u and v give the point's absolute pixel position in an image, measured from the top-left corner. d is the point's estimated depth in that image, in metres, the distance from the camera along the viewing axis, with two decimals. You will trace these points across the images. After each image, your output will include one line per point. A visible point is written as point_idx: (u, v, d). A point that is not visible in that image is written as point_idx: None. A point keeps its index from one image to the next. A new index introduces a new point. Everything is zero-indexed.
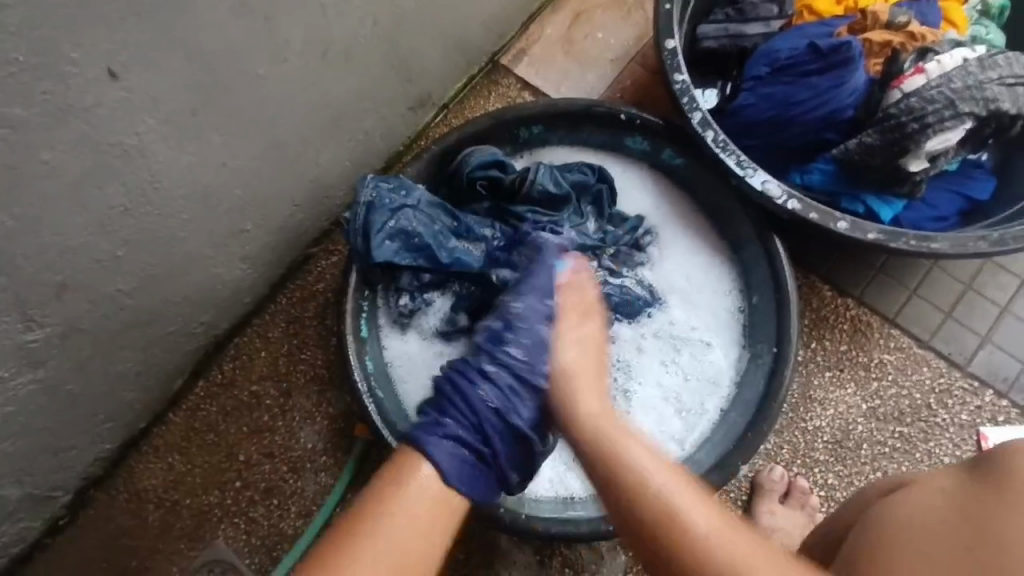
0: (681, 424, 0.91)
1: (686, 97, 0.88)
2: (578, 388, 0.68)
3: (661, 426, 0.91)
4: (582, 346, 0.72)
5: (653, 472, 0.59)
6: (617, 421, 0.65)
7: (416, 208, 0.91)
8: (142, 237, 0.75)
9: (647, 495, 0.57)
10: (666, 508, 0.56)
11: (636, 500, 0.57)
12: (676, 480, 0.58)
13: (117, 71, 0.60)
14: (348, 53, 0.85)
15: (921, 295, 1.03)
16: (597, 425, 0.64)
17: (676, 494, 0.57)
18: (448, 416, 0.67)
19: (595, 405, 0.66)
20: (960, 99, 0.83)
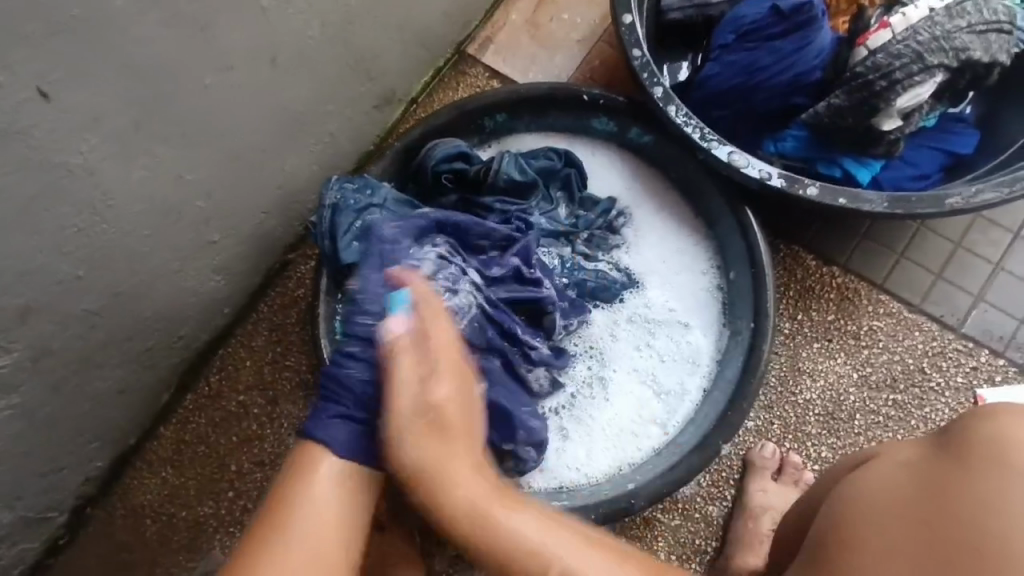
0: (662, 408, 0.91)
1: (646, 72, 0.87)
2: (428, 415, 0.64)
3: (641, 409, 0.92)
4: (419, 370, 0.66)
5: (529, 540, 0.58)
6: (489, 489, 0.62)
7: (382, 207, 0.88)
8: (102, 256, 0.76)
9: (516, 554, 0.58)
10: (543, 563, 0.58)
11: (497, 555, 0.58)
12: (546, 527, 0.60)
13: (48, 92, 0.60)
14: (299, 56, 0.84)
15: (910, 258, 1.00)
16: (439, 464, 0.62)
17: (540, 539, 0.59)
18: (329, 400, 0.71)
19: (448, 439, 0.63)
20: (928, 52, 0.81)
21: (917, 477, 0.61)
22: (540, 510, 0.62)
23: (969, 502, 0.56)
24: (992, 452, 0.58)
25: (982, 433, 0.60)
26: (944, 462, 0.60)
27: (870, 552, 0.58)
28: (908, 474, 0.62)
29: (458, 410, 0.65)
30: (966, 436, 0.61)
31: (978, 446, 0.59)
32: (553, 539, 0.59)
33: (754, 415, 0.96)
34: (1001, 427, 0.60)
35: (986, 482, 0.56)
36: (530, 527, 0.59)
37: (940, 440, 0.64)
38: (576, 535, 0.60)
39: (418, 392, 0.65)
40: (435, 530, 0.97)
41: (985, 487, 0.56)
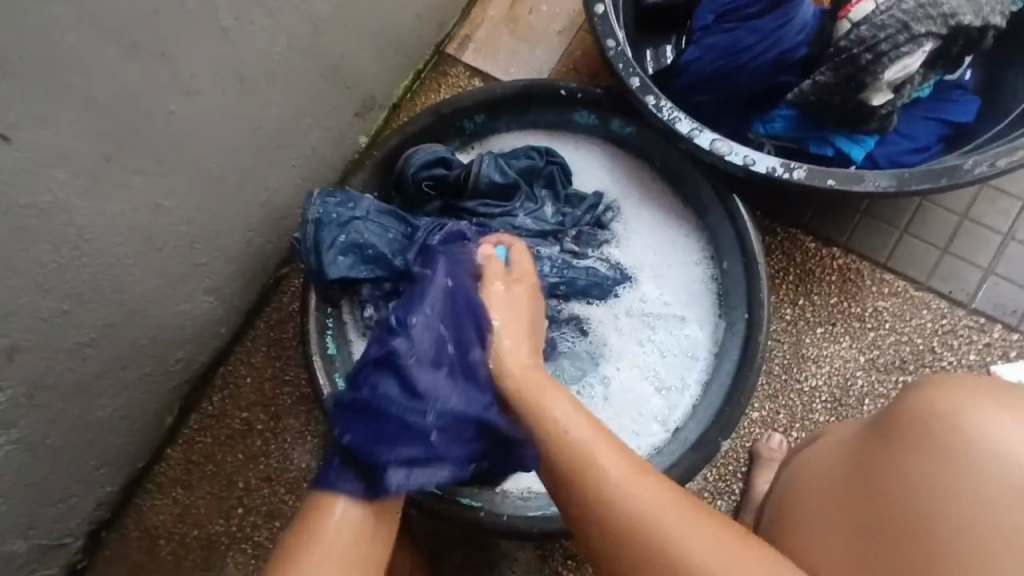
0: (663, 404, 0.90)
1: (622, 62, 0.85)
2: (522, 379, 0.72)
3: (644, 407, 0.90)
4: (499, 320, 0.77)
5: (583, 436, 0.64)
6: (563, 398, 0.68)
7: (365, 219, 0.86)
8: (85, 289, 0.76)
9: (564, 441, 0.64)
10: (585, 457, 0.62)
11: (552, 443, 0.65)
12: (611, 446, 0.63)
13: (8, 133, 0.60)
14: (268, 74, 0.84)
15: (914, 234, 0.96)
16: (525, 379, 0.72)
17: (596, 446, 0.63)
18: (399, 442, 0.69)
19: (541, 392, 0.69)
20: (914, 20, 0.78)
21: (857, 458, 0.62)
22: (598, 424, 0.66)
23: (893, 483, 0.56)
24: (915, 426, 0.57)
25: (904, 406, 0.59)
26: (876, 439, 0.61)
27: (809, 542, 0.61)
28: (848, 457, 0.63)
29: (536, 375, 0.73)
30: (894, 411, 0.61)
31: (910, 426, 0.58)
32: (617, 464, 0.61)
33: (758, 405, 0.93)
34: (924, 397, 0.59)
35: (906, 458, 0.56)
36: (615, 465, 0.61)
37: (877, 415, 0.63)
38: (628, 460, 0.62)
39: (518, 360, 0.74)
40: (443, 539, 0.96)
41: (907, 466, 0.56)
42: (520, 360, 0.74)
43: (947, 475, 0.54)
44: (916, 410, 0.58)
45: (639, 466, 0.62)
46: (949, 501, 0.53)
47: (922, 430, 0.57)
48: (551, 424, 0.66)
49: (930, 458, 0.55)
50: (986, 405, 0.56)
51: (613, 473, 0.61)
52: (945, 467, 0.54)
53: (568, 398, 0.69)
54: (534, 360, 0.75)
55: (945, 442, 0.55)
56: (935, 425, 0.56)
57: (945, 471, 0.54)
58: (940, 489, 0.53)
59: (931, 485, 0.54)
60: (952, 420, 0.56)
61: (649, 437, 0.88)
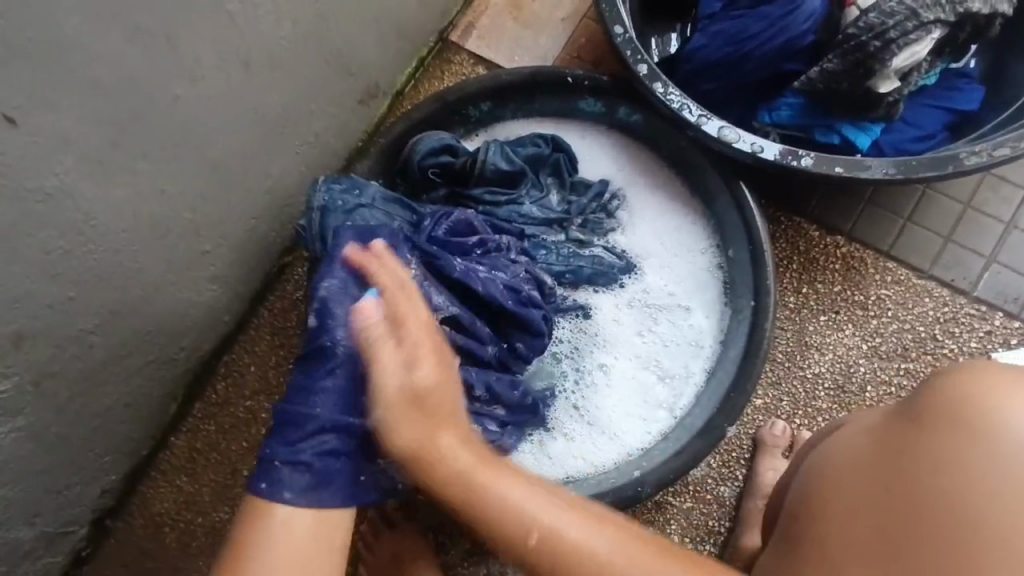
0: (667, 391, 0.90)
1: (629, 49, 0.84)
2: (413, 398, 0.60)
3: (648, 393, 0.91)
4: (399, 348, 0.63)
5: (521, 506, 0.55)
6: (517, 485, 0.57)
7: (371, 206, 0.86)
8: (91, 275, 0.76)
9: (529, 541, 0.54)
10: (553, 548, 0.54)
11: (513, 541, 0.54)
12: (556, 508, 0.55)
13: (14, 116, 0.60)
14: (273, 60, 0.83)
15: (917, 222, 0.96)
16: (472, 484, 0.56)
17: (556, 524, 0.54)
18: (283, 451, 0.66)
19: (434, 425, 0.59)
20: (923, 7, 0.79)
21: (884, 444, 0.62)
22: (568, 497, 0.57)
23: (921, 468, 0.57)
24: (946, 413, 0.58)
25: (937, 394, 0.60)
26: (906, 426, 0.61)
27: (835, 524, 0.62)
28: (875, 444, 0.64)
29: (444, 394, 0.62)
30: (925, 399, 0.61)
31: (941, 407, 0.59)
32: (568, 524, 0.54)
33: (762, 392, 0.94)
34: (956, 386, 0.59)
35: (935, 444, 0.57)
36: (535, 503, 0.55)
37: (908, 404, 0.64)
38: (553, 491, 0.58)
39: (400, 381, 0.61)
40: (449, 525, 0.96)
41: (937, 452, 0.57)
42: (420, 380, 0.61)
43: (977, 459, 0.54)
44: (947, 397, 0.58)
45: (585, 511, 0.56)
46: (981, 485, 0.53)
47: (954, 417, 0.57)
48: (480, 495, 0.56)
49: (957, 442, 0.56)
50: (1018, 391, 0.56)
51: (574, 537, 0.54)
52: (974, 451, 0.55)
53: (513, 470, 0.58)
54: (441, 381, 0.62)
55: (975, 428, 0.55)
56: (966, 412, 0.57)
57: (974, 455, 0.54)
58: (969, 472, 0.54)
59: (962, 468, 0.55)
60: (984, 405, 0.56)
61: (657, 421, 0.89)
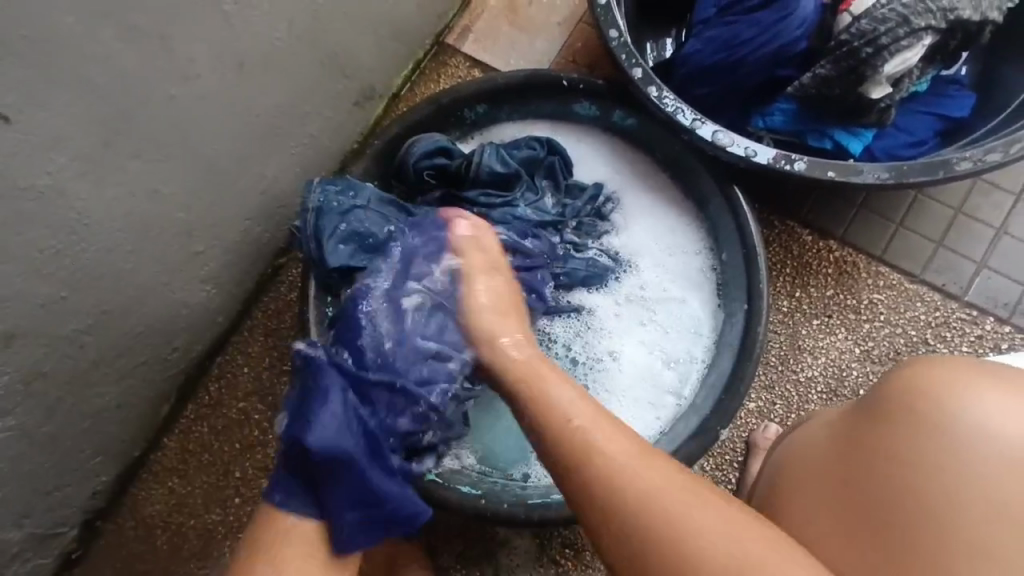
0: (673, 377, 0.91)
1: (624, 53, 0.85)
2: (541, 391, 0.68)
3: (653, 381, 0.91)
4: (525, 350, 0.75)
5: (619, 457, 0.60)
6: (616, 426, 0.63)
7: (365, 208, 0.86)
8: (83, 275, 0.76)
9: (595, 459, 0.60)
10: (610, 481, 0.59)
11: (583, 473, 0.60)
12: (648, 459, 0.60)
13: (7, 114, 0.60)
14: (267, 60, 0.83)
15: (909, 227, 0.97)
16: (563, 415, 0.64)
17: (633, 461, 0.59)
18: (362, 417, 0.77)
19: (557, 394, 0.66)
20: (914, 14, 0.79)
21: (845, 442, 0.63)
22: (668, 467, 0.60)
23: (880, 465, 0.58)
24: (900, 410, 0.59)
25: (893, 387, 0.61)
26: (864, 422, 0.62)
27: (804, 527, 0.63)
28: (837, 442, 0.64)
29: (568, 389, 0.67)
30: (881, 393, 0.62)
31: (894, 403, 0.60)
32: (623, 453, 0.60)
33: (755, 396, 0.94)
34: (909, 379, 0.60)
35: (895, 438, 0.58)
36: (628, 454, 0.60)
37: (863, 398, 0.64)
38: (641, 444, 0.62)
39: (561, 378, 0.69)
40: (443, 527, 0.96)
41: (896, 449, 0.58)
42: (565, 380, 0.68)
43: (934, 455, 0.55)
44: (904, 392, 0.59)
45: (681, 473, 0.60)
46: (938, 482, 0.55)
47: (909, 412, 0.58)
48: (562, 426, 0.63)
49: (913, 439, 0.57)
50: (966, 383, 0.57)
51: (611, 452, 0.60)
52: (931, 446, 0.56)
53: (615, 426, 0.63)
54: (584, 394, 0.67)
55: (929, 420, 0.57)
56: (921, 406, 0.58)
57: (931, 450, 0.56)
58: (926, 467, 0.55)
59: (920, 463, 0.56)
60: (938, 399, 0.57)
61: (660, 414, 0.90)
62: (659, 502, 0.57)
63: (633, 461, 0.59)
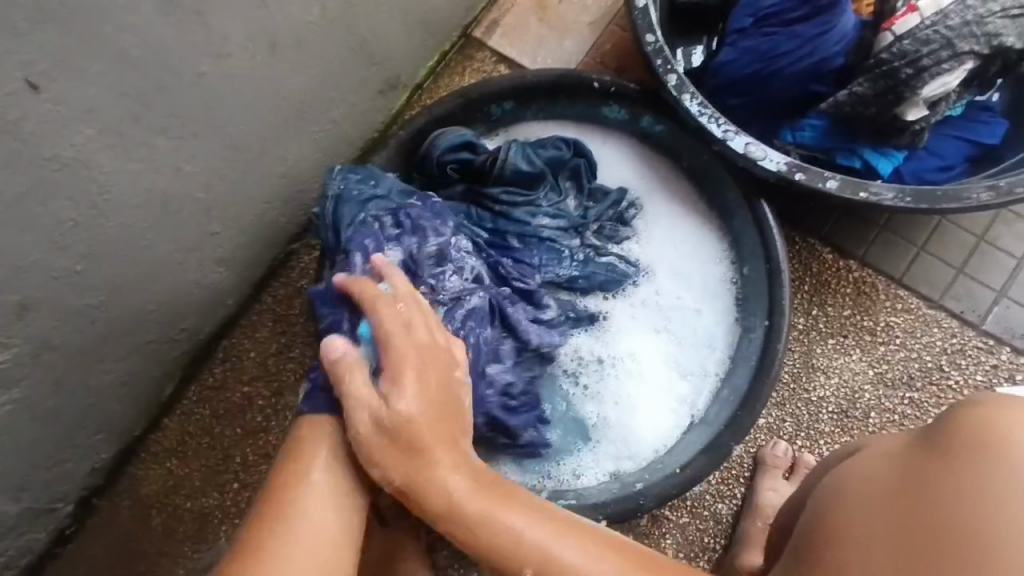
0: (683, 390, 0.91)
1: (660, 58, 0.84)
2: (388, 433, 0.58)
3: (663, 392, 0.91)
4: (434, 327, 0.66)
5: (532, 533, 0.56)
6: (464, 464, 0.59)
7: (385, 198, 0.85)
8: (99, 250, 0.74)
9: (507, 535, 0.56)
10: (478, 523, 0.56)
11: (445, 509, 0.57)
12: (584, 547, 0.56)
13: (38, 82, 0.58)
14: (298, 42, 0.81)
15: (931, 252, 0.96)
16: (416, 433, 0.58)
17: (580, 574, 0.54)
18: None
19: (427, 449, 0.58)
20: (958, 37, 0.78)
21: (904, 464, 0.61)
22: (530, 495, 0.59)
23: (943, 494, 0.55)
24: (967, 439, 0.57)
25: (961, 418, 0.59)
26: (928, 451, 0.59)
27: (852, 547, 0.59)
28: (895, 465, 0.62)
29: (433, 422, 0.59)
30: (946, 423, 0.60)
31: (961, 432, 0.58)
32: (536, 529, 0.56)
33: (766, 412, 0.93)
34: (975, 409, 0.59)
35: (961, 467, 0.55)
36: (536, 529, 0.56)
37: (927, 430, 0.62)
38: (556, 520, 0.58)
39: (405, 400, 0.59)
40: None
41: (959, 475, 0.55)
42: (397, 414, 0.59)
43: (998, 482, 0.53)
44: (971, 423, 0.57)
45: (564, 523, 0.57)
46: (1008, 515, 0.51)
47: (977, 441, 0.56)
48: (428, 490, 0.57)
49: (980, 472, 0.54)
50: None
51: (555, 548, 0.55)
52: (999, 479, 0.53)
53: (458, 453, 0.59)
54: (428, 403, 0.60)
55: (995, 453, 0.54)
56: (991, 439, 0.55)
57: (991, 480, 0.53)
58: (992, 500, 0.52)
59: (979, 491, 0.53)
60: (1007, 433, 0.55)
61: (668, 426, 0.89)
62: None
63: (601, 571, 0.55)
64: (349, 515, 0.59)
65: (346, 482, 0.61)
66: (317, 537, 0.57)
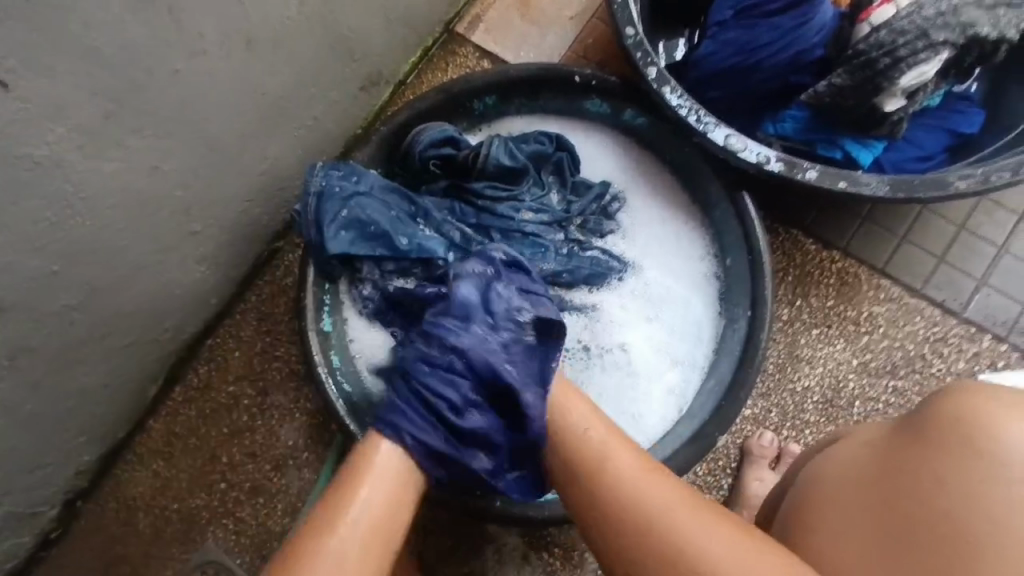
0: (669, 383, 0.91)
1: (639, 52, 0.84)
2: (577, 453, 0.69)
3: (649, 385, 0.91)
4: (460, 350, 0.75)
5: (655, 494, 0.63)
6: (638, 466, 0.66)
7: (368, 194, 0.85)
8: (76, 249, 0.74)
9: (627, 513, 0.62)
10: (669, 524, 0.60)
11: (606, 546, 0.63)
12: (694, 511, 0.61)
13: (6, 80, 0.57)
14: (276, 39, 0.81)
15: (911, 241, 0.97)
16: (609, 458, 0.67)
17: (682, 521, 0.60)
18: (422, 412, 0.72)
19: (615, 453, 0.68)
20: (933, 28, 0.79)
21: (882, 453, 0.61)
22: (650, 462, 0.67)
23: (916, 484, 0.55)
24: (945, 428, 0.56)
25: (935, 405, 0.59)
26: (901, 437, 0.60)
27: (829, 539, 0.59)
28: (873, 454, 0.62)
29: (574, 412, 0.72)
30: (920, 411, 0.60)
31: (937, 421, 0.57)
32: (664, 494, 0.62)
33: (752, 402, 0.94)
34: (948, 398, 0.58)
35: (940, 460, 0.55)
36: (666, 503, 0.62)
37: (905, 417, 0.62)
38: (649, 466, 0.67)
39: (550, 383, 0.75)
40: (432, 521, 0.95)
41: (936, 468, 0.55)
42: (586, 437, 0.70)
43: (978, 477, 0.53)
44: (944, 414, 0.57)
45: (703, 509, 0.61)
46: (983, 508, 0.52)
47: (954, 434, 0.56)
48: (599, 478, 0.66)
49: (960, 466, 0.54)
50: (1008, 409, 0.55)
51: (670, 509, 0.61)
52: (980, 472, 0.53)
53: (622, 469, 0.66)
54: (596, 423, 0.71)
55: (972, 447, 0.54)
56: (966, 429, 0.55)
57: (972, 474, 0.53)
58: (969, 494, 0.53)
59: (957, 484, 0.53)
60: (980, 423, 0.55)
61: (652, 417, 0.90)
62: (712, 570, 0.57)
63: (668, 506, 0.61)
64: (397, 512, 0.66)
65: (394, 494, 0.67)
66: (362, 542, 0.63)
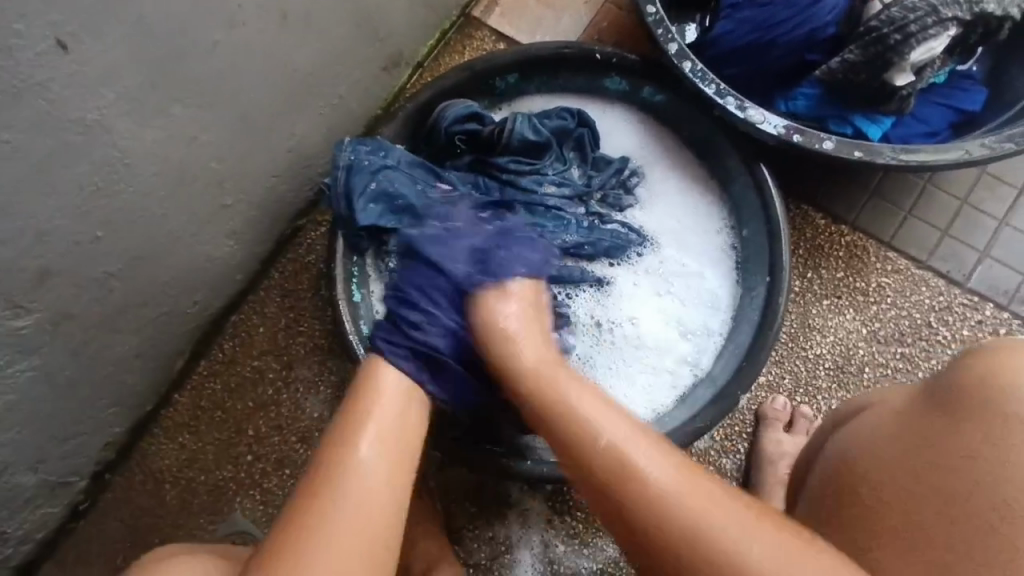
0: (688, 351, 0.95)
1: (661, 28, 0.87)
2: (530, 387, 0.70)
3: (668, 353, 0.94)
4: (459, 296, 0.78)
5: (626, 447, 0.61)
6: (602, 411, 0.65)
7: (395, 168, 0.87)
8: (118, 216, 0.76)
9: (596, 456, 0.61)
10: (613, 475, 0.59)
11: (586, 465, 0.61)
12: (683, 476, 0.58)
13: (66, 43, 0.60)
14: (308, 15, 0.83)
15: (917, 215, 1.01)
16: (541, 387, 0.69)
17: (683, 489, 0.57)
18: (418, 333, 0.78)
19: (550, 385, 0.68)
20: (942, 5, 0.83)
21: (908, 420, 0.62)
22: (659, 443, 0.61)
23: (948, 453, 0.57)
24: (976, 397, 0.59)
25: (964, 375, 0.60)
26: (926, 407, 0.61)
27: (859, 508, 0.60)
28: (896, 422, 0.63)
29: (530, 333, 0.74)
30: (946, 380, 0.62)
31: (967, 390, 0.59)
32: (663, 470, 0.58)
33: (766, 370, 0.97)
34: (976, 365, 0.60)
35: (972, 431, 0.57)
36: (659, 466, 0.59)
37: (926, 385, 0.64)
38: (664, 450, 0.61)
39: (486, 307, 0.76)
40: (458, 488, 0.98)
41: (969, 437, 0.57)
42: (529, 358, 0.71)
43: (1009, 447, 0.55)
44: (977, 383, 0.59)
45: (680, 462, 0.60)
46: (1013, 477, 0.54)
47: (985, 403, 0.58)
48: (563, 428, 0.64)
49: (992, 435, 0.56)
50: None
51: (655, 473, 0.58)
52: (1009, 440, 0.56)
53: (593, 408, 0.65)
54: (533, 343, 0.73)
55: (1005, 416, 0.57)
56: (999, 398, 0.57)
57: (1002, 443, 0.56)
58: (1000, 464, 0.55)
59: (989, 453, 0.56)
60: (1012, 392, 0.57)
61: (672, 384, 0.93)
62: (706, 527, 0.55)
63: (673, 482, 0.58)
64: (404, 466, 0.64)
65: (391, 442, 0.65)
66: (364, 508, 0.60)
